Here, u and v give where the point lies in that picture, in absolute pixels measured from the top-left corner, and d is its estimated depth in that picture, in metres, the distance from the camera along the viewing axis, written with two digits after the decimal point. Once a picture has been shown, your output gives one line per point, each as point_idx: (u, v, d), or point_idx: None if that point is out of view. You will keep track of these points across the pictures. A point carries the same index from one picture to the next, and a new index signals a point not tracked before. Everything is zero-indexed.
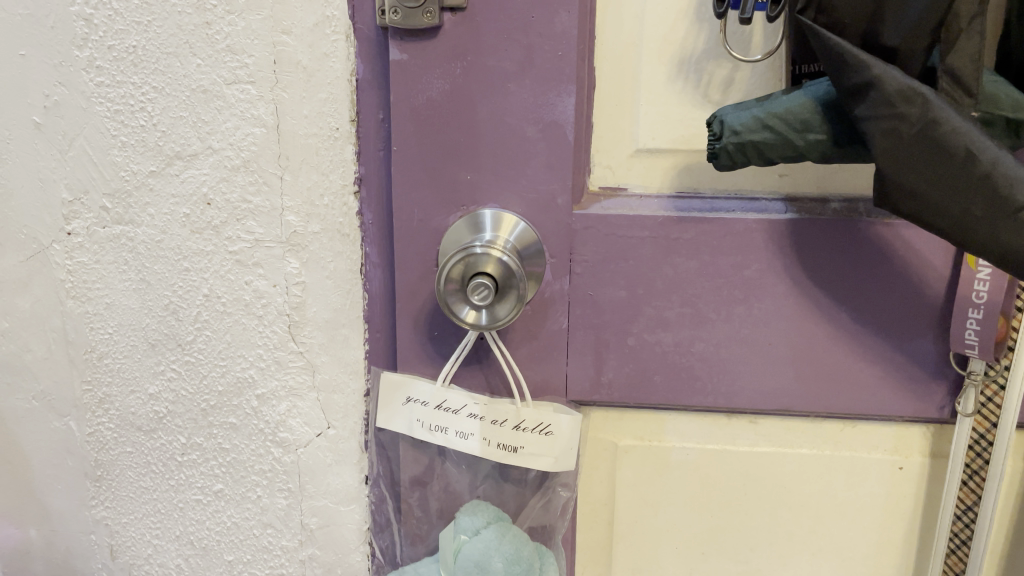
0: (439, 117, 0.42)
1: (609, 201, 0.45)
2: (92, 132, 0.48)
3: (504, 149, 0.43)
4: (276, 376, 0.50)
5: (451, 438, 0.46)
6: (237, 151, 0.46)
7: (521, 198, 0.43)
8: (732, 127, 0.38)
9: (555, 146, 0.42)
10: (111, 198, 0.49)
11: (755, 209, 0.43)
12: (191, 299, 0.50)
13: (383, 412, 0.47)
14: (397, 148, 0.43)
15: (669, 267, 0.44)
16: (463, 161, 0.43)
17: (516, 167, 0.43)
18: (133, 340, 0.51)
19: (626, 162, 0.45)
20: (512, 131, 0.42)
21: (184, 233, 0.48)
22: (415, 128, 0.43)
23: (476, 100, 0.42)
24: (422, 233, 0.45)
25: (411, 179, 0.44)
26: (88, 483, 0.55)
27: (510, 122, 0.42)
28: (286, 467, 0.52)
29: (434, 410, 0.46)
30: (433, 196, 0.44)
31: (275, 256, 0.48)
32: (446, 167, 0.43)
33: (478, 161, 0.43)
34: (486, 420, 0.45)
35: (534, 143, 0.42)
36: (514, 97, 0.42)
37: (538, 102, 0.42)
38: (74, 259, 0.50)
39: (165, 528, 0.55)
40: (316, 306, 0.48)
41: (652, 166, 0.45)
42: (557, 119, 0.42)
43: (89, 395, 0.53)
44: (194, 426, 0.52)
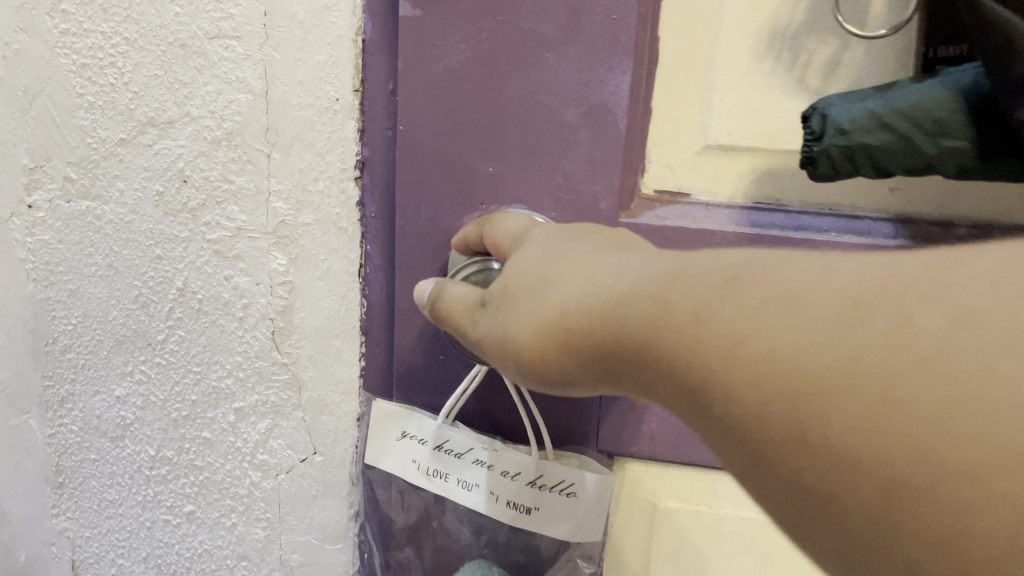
0: (457, 92, 0.34)
1: (668, 208, 0.36)
2: (56, 88, 0.40)
3: (536, 136, 0.34)
4: (256, 390, 0.42)
5: (452, 487, 0.38)
6: (219, 120, 0.38)
7: (552, 199, 0.35)
8: (838, 123, 0.30)
9: (601, 136, 0.34)
10: (76, 167, 0.41)
11: (850, 231, 0.35)
12: (163, 292, 0.42)
13: (372, 448, 0.40)
14: (404, 128, 0.35)
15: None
16: (484, 147, 0.35)
17: (550, 160, 0.35)
18: (99, 334, 0.44)
19: (691, 160, 0.36)
20: (546, 115, 0.34)
21: (158, 215, 0.41)
22: (427, 103, 0.35)
23: (505, 72, 0.34)
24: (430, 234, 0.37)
25: (419, 167, 0.36)
26: (49, 490, 0.48)
27: (545, 103, 0.34)
28: (264, 494, 0.44)
29: (434, 451, 0.38)
30: (442, 188, 0.36)
31: (259, 249, 0.40)
32: (464, 154, 0.35)
33: (503, 149, 0.35)
34: (495, 470, 0.38)
35: (575, 131, 0.34)
36: (553, 71, 0.34)
37: (582, 78, 0.34)
38: (36, 236, 0.43)
39: (131, 547, 0.48)
40: (305, 312, 0.41)
41: (724, 166, 0.36)
42: (605, 103, 0.34)
43: (50, 392, 0.46)
44: (165, 437, 0.45)
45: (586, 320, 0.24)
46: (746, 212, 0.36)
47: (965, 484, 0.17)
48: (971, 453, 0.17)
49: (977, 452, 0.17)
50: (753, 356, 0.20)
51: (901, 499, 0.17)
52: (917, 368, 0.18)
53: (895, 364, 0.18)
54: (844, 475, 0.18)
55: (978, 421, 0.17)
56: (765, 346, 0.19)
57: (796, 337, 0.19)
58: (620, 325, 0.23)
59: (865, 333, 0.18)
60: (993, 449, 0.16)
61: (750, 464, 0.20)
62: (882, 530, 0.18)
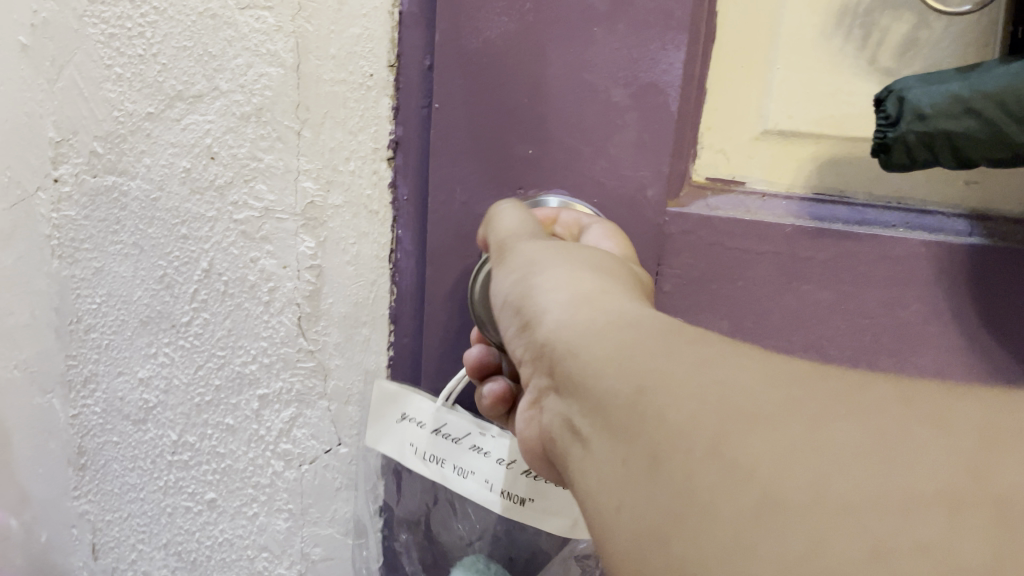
0: (496, 69, 0.33)
1: (722, 198, 0.34)
2: (83, 59, 0.39)
3: (578, 119, 0.33)
4: (281, 376, 0.41)
5: (448, 473, 0.37)
6: (248, 95, 0.37)
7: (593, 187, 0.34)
8: (916, 108, 0.28)
9: (650, 118, 0.33)
10: (103, 141, 0.40)
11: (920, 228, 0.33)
12: (189, 273, 0.41)
13: (372, 428, 0.39)
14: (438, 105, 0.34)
15: (793, 296, 0.33)
16: (519, 130, 0.34)
17: (593, 143, 0.33)
18: (124, 315, 0.43)
19: (749, 147, 0.35)
20: (591, 96, 0.33)
21: (184, 193, 0.39)
22: (463, 80, 0.34)
23: (547, 48, 0.33)
24: (462, 222, 0.35)
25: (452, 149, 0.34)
26: (71, 472, 0.48)
27: (591, 83, 0.33)
28: (287, 485, 0.43)
29: (431, 435, 0.38)
30: (473, 176, 0.35)
31: (287, 230, 0.38)
32: (502, 136, 0.34)
33: (541, 132, 0.34)
34: (492, 458, 0.37)
35: (621, 112, 0.33)
36: (600, 47, 0.32)
37: (632, 56, 0.32)
38: (61, 212, 0.42)
39: (151, 533, 0.47)
40: (332, 297, 0.39)
41: (780, 155, 0.35)
42: (655, 83, 0.32)
43: (74, 372, 0.45)
44: (187, 422, 0.44)
45: (557, 301, 0.21)
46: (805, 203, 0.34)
47: (859, 484, 0.13)
48: (830, 466, 0.13)
49: (887, 463, 0.13)
50: (698, 350, 0.17)
51: (722, 485, 0.14)
52: (885, 398, 0.14)
53: (861, 395, 0.14)
54: (721, 463, 0.14)
55: (915, 448, 0.13)
56: (706, 347, 0.17)
57: (748, 354, 0.16)
58: (589, 306, 0.20)
59: (861, 375, 0.15)
60: (857, 459, 0.13)
61: (618, 477, 0.16)
62: (740, 517, 0.13)
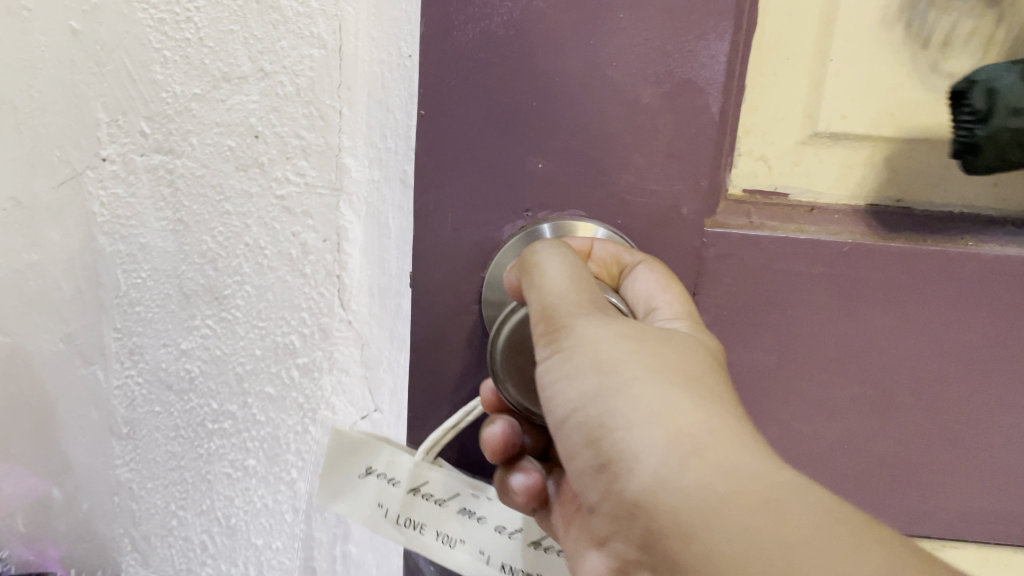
0: (504, 71, 0.33)
1: (770, 215, 0.38)
2: (133, 43, 0.41)
3: (597, 120, 0.34)
4: (320, 346, 0.43)
5: (430, 539, 0.39)
6: (292, 76, 0.39)
7: (608, 194, 0.35)
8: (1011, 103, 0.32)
9: (681, 119, 0.33)
10: (151, 122, 0.42)
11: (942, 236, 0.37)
12: (232, 248, 0.43)
13: (334, 481, 0.41)
14: (440, 110, 0.34)
15: (849, 321, 0.37)
16: (530, 135, 0.34)
17: (613, 147, 0.34)
18: (168, 288, 0.45)
19: (795, 150, 0.38)
20: (616, 92, 0.33)
21: (228, 169, 0.41)
22: (464, 84, 0.33)
23: (563, 47, 0.33)
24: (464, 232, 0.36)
25: (453, 158, 0.34)
26: (114, 441, 0.49)
27: (617, 80, 0.33)
28: (325, 450, 0.45)
29: (411, 497, 0.39)
30: (480, 187, 0.35)
31: (327, 205, 0.40)
32: (511, 143, 0.34)
33: (555, 136, 0.34)
34: (481, 522, 0.39)
35: (653, 114, 0.34)
36: (625, 45, 0.33)
37: (664, 48, 0.33)
38: (109, 190, 0.44)
39: (190, 499, 0.49)
40: (371, 269, 0.41)
41: (824, 155, 0.38)
42: (692, 79, 0.33)
43: (118, 345, 0.47)
44: (228, 391, 0.46)
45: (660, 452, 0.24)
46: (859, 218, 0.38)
47: None
48: None
49: None
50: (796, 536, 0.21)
51: None
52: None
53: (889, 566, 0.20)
54: None
55: None
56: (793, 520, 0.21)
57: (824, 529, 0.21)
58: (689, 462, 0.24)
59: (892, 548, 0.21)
60: None
61: None
62: None
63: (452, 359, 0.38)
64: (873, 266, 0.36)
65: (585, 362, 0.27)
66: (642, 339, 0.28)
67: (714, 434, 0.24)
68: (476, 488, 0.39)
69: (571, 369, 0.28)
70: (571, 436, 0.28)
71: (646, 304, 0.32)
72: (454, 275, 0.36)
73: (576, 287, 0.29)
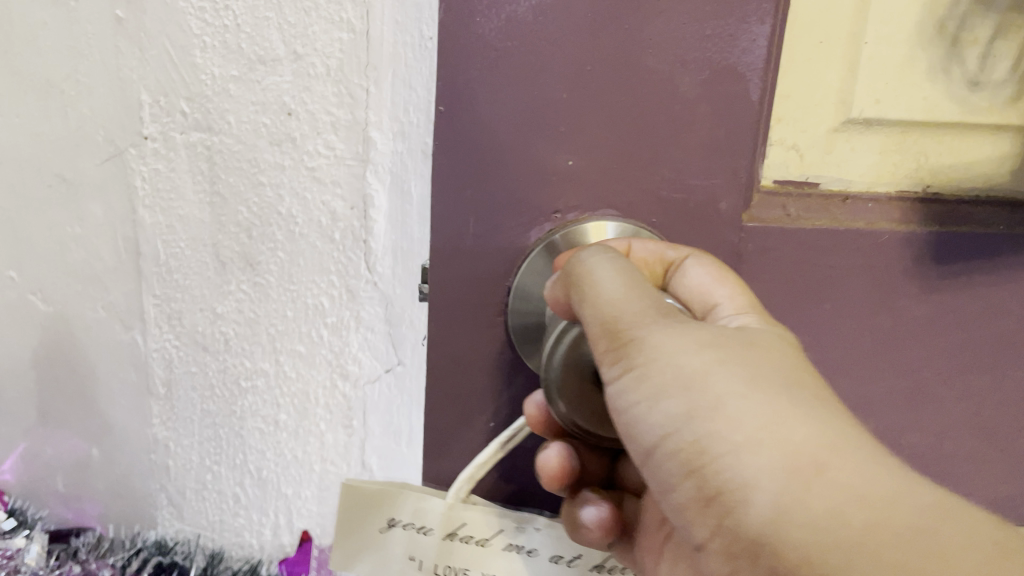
0: (532, 62, 0.31)
1: (803, 210, 0.36)
2: (174, 30, 0.45)
3: (630, 114, 0.32)
4: (348, 306, 0.47)
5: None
6: (323, 58, 0.43)
7: (646, 192, 0.33)
8: None
9: (718, 108, 0.32)
10: (190, 102, 0.46)
11: (974, 223, 0.39)
12: (266, 217, 0.47)
13: (361, 531, 0.40)
14: (466, 108, 0.32)
15: (891, 314, 0.38)
16: (561, 134, 0.32)
17: (647, 140, 0.32)
18: (204, 257, 0.49)
19: (827, 139, 0.37)
20: (655, 82, 0.32)
21: (262, 145, 0.45)
22: (492, 78, 0.31)
23: (596, 34, 0.31)
24: (488, 236, 0.34)
25: (479, 158, 0.32)
26: (152, 401, 0.53)
27: (654, 68, 0.31)
28: (352, 402, 0.49)
29: (450, 541, 0.39)
30: (502, 191, 0.33)
31: (355, 175, 0.44)
32: (540, 139, 0.32)
33: (587, 132, 0.32)
34: (524, 554, 0.39)
35: (687, 104, 0.32)
36: (662, 31, 0.31)
37: (704, 33, 0.31)
38: (150, 165, 0.48)
39: (223, 455, 0.53)
40: (394, 232, 0.45)
41: (854, 145, 0.37)
42: (734, 66, 0.32)
43: (157, 310, 0.51)
44: (261, 351, 0.50)
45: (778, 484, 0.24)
46: (891, 206, 0.38)
47: None
48: None
49: None
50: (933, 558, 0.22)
51: None
52: None
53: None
54: None
55: None
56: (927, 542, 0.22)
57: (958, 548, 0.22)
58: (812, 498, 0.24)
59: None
60: None
61: None
62: None
63: (478, 368, 0.36)
64: (915, 257, 0.37)
65: (672, 388, 0.27)
66: (720, 346, 0.27)
67: (829, 449, 0.24)
68: (521, 522, 0.38)
69: (655, 391, 0.27)
70: (669, 466, 0.27)
71: (697, 292, 0.32)
72: (479, 281, 0.34)
73: (632, 293, 0.29)
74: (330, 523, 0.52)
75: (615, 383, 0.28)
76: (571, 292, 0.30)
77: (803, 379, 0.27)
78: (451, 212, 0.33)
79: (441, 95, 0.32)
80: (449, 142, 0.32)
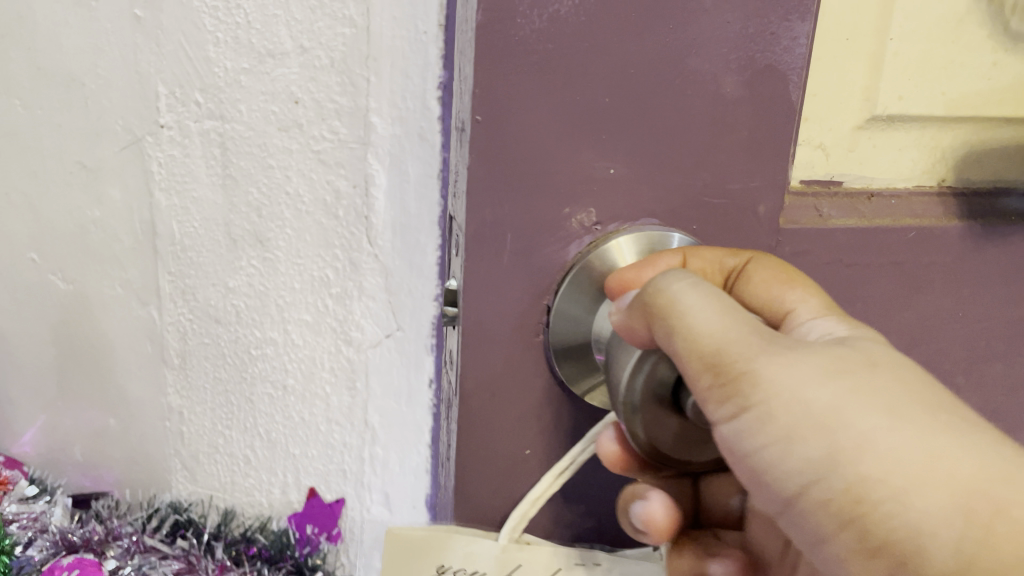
0: (583, 66, 0.32)
1: (837, 211, 0.40)
2: (189, 27, 0.49)
3: (672, 113, 0.34)
4: (351, 277, 0.52)
5: None
6: (327, 51, 0.47)
7: (684, 196, 0.36)
8: None
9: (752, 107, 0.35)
10: (204, 93, 0.50)
11: (990, 215, 0.42)
12: (275, 196, 0.51)
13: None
14: (521, 117, 0.32)
15: (914, 308, 0.41)
16: (605, 141, 0.34)
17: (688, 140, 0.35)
18: (216, 235, 0.53)
19: (852, 136, 0.41)
20: (698, 83, 0.34)
21: (271, 130, 0.50)
22: (548, 85, 0.32)
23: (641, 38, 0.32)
24: (537, 243, 0.35)
25: (527, 163, 0.33)
26: (167, 371, 0.58)
27: (696, 70, 0.33)
28: (354, 366, 0.54)
29: None
30: (546, 203, 0.34)
31: (357, 157, 0.49)
32: (588, 140, 0.34)
33: (630, 136, 0.34)
34: None
35: (726, 105, 0.34)
36: (704, 34, 0.33)
37: (747, 31, 0.33)
38: (166, 152, 0.52)
39: (235, 419, 0.58)
40: (392, 208, 0.49)
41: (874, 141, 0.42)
42: (774, 66, 0.34)
43: (172, 286, 0.55)
44: (270, 321, 0.54)
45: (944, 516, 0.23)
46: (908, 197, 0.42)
47: None
48: None
49: None
50: None
51: None
52: None
53: None
54: None
55: None
56: None
57: None
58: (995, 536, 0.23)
59: None
60: None
61: None
62: None
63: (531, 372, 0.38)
64: (919, 236, 0.40)
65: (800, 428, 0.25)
66: (847, 373, 0.25)
67: (994, 475, 0.23)
68: (577, 556, 0.40)
69: (784, 433, 0.25)
70: (822, 515, 0.25)
71: (765, 299, 0.33)
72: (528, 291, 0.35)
73: (727, 318, 0.26)
74: (333, 477, 0.56)
75: (726, 421, 0.26)
76: (656, 326, 0.27)
77: (942, 401, 0.25)
78: (501, 221, 0.34)
79: (486, 104, 0.32)
80: (504, 152, 0.33)
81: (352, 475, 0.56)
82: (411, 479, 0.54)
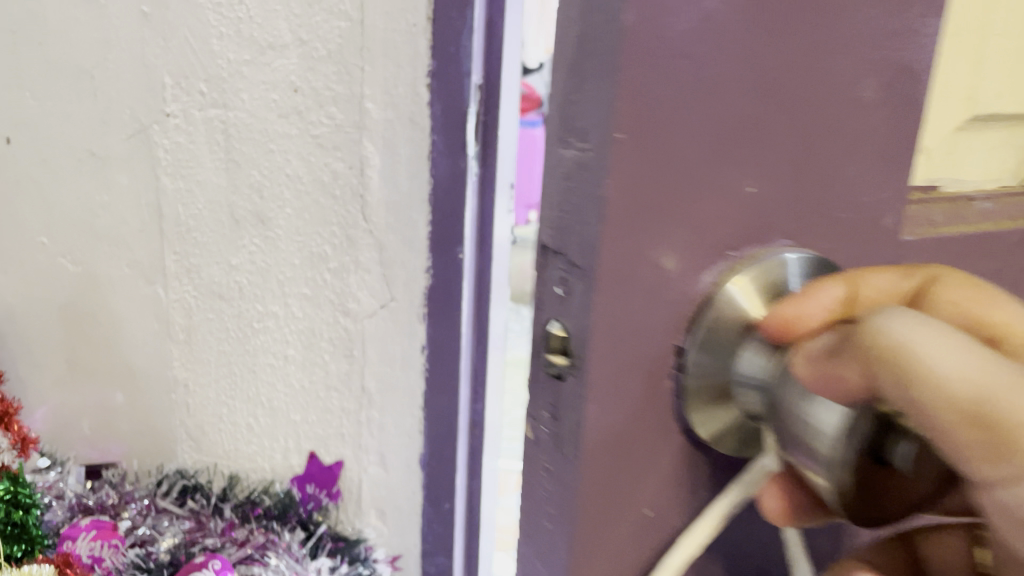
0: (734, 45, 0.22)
1: (944, 215, 0.31)
2: (195, 23, 0.53)
3: (829, 130, 0.26)
4: (347, 253, 0.56)
5: None
6: (324, 43, 0.52)
7: (816, 214, 0.27)
8: None
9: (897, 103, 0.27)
10: (208, 83, 0.54)
11: None
12: (276, 179, 0.55)
13: None
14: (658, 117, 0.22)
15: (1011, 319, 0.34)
16: (746, 154, 0.24)
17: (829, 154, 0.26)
18: (220, 216, 0.57)
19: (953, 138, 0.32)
20: (840, 84, 0.25)
21: (272, 117, 0.54)
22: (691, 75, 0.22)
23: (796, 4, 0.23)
24: (657, 300, 0.24)
25: (655, 189, 0.23)
26: (173, 346, 0.61)
27: (844, 67, 0.25)
28: (352, 335, 0.58)
29: None
30: (672, 240, 0.24)
31: (352, 140, 0.53)
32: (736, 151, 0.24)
33: (773, 149, 0.25)
34: None
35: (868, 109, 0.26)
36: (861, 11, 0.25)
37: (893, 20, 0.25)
38: (172, 138, 0.56)
39: (238, 390, 0.62)
40: (386, 187, 0.54)
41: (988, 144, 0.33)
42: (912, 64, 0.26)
43: (177, 265, 0.59)
44: (272, 296, 0.58)
45: None
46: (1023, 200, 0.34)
47: None
48: None
49: None
50: None
51: None
52: None
53: None
54: None
55: None
56: None
57: None
58: None
59: None
60: None
61: None
62: None
63: None
64: None
65: None
66: None
67: None
68: None
69: None
70: None
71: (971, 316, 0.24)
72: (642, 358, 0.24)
73: (985, 362, 0.20)
74: (333, 441, 0.61)
75: (1010, 485, 0.20)
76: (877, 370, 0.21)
77: None
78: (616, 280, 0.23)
79: (624, 113, 0.21)
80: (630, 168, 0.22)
81: (350, 438, 0.61)
82: (406, 439, 0.60)
